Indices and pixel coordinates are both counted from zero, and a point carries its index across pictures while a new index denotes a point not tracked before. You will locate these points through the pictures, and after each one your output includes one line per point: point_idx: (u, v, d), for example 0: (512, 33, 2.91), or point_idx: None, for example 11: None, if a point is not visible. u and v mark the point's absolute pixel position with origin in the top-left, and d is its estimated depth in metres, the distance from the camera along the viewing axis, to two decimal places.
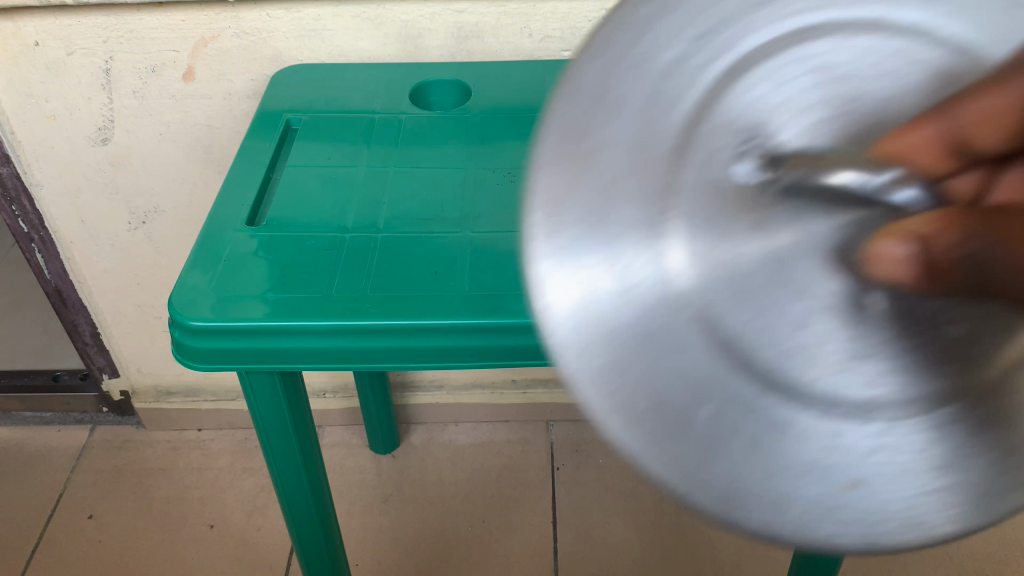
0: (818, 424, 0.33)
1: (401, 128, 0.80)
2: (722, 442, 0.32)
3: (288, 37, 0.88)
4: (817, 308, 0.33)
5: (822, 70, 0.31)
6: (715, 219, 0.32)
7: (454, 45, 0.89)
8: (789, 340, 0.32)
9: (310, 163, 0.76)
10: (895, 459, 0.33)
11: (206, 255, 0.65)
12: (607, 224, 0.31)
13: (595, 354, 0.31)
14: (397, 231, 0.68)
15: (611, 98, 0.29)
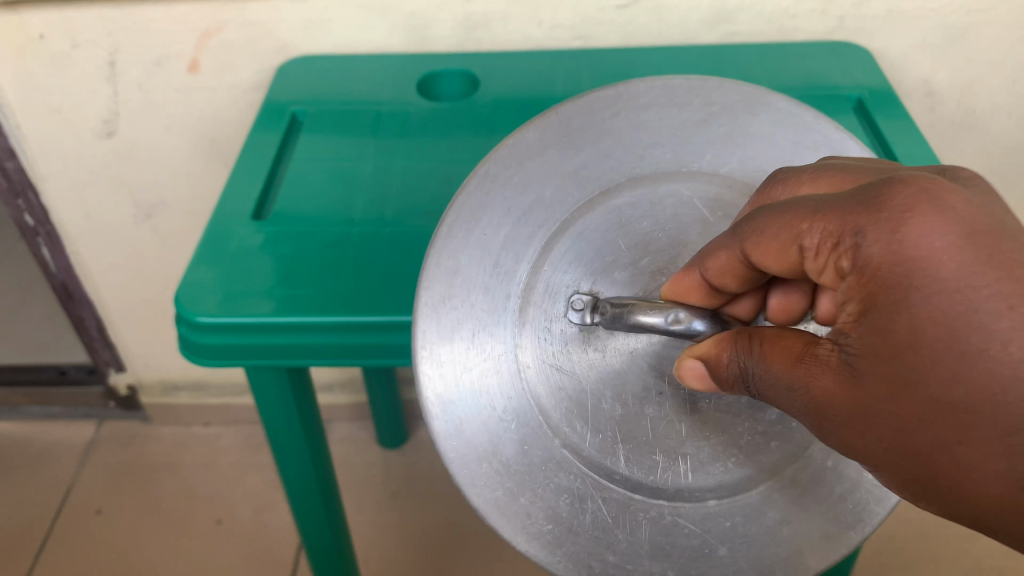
0: (682, 519, 0.50)
1: (409, 121, 0.79)
2: (607, 543, 0.49)
3: (294, 28, 0.86)
4: (653, 426, 0.50)
5: (619, 224, 0.52)
6: (556, 366, 0.50)
7: (462, 35, 0.86)
8: (632, 453, 0.50)
9: (316, 156, 0.75)
10: (763, 532, 0.50)
11: (212, 251, 0.64)
12: (487, 411, 0.49)
13: (505, 501, 0.49)
14: (404, 225, 0.67)
15: (454, 308, 0.50)
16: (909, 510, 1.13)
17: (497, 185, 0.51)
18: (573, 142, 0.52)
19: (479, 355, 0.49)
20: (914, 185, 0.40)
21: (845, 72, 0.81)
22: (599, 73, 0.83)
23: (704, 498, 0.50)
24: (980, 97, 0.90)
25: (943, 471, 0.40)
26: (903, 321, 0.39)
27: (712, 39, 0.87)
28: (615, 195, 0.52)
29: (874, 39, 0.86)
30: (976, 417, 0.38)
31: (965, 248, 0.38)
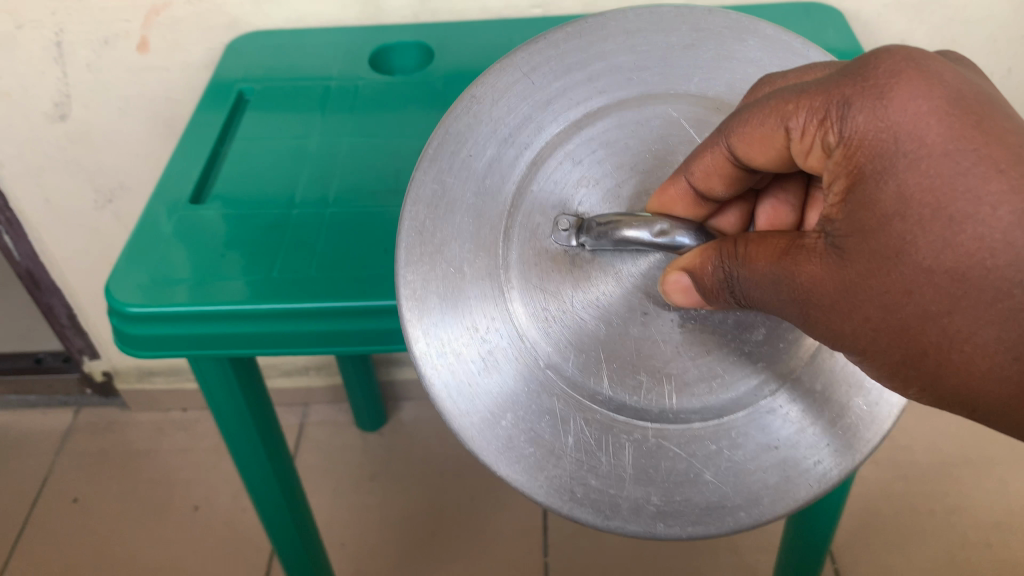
0: (667, 442, 0.49)
1: (359, 97, 0.76)
2: (590, 468, 0.48)
3: (244, 4, 0.83)
4: (638, 347, 0.49)
5: (607, 145, 0.51)
6: (540, 290, 0.49)
7: (417, 6, 0.83)
8: (616, 374, 0.49)
9: (261, 136, 0.72)
10: (750, 457, 0.49)
11: (146, 236, 0.62)
12: (475, 328, 0.48)
13: (489, 420, 0.48)
14: (346, 206, 0.64)
15: (440, 225, 0.49)
16: (894, 483, 1.11)
17: (482, 105, 0.51)
18: (557, 65, 0.51)
19: (463, 276, 0.49)
20: (902, 56, 0.41)
21: (817, 34, 0.78)
22: None
23: (689, 421, 0.49)
24: (959, 56, 0.86)
25: (937, 345, 0.40)
26: (891, 186, 0.40)
27: None
28: (603, 118, 0.51)
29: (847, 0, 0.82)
30: (967, 284, 0.39)
31: (950, 113, 0.39)
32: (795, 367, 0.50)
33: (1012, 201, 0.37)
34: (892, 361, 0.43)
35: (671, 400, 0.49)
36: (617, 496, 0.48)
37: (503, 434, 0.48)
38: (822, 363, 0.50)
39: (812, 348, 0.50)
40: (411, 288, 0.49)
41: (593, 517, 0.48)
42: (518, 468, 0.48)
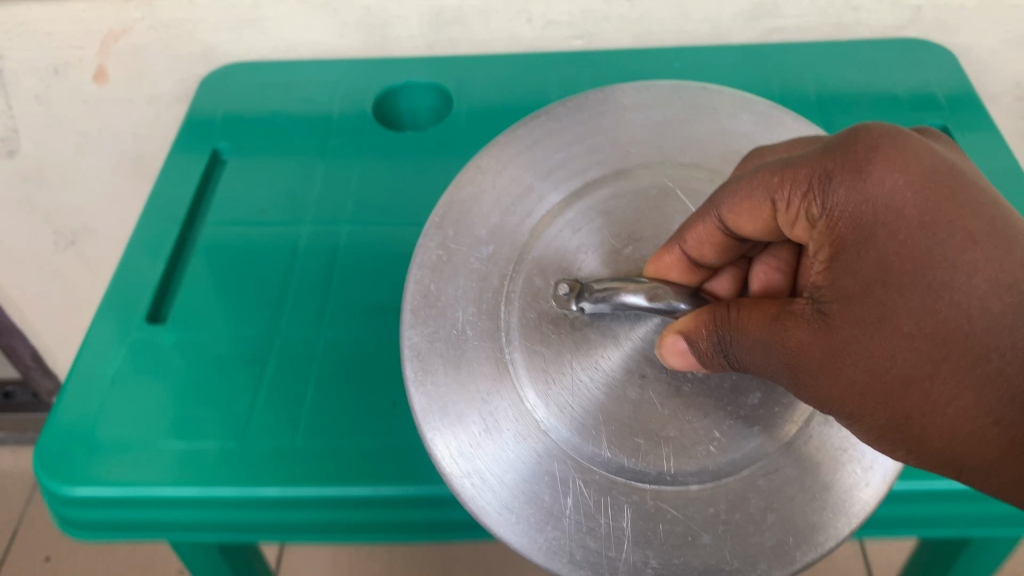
0: (665, 504, 0.34)
1: (359, 163, 0.62)
2: (588, 527, 0.34)
3: (220, 29, 0.69)
4: (635, 409, 0.36)
5: (606, 213, 0.40)
6: (540, 352, 0.37)
7: (431, 34, 0.68)
8: (614, 434, 0.35)
9: (239, 219, 0.59)
10: (755, 521, 0.34)
11: (86, 374, 0.49)
12: (464, 364, 0.36)
13: (471, 460, 0.34)
14: (343, 331, 0.50)
15: (448, 290, 0.37)
16: None
17: (487, 176, 0.40)
18: (558, 138, 0.41)
19: (467, 342, 0.36)
20: (882, 127, 0.32)
21: (910, 65, 0.67)
22: (603, 79, 0.66)
23: (686, 483, 0.35)
24: None
25: (919, 410, 0.30)
26: (872, 257, 0.31)
27: (750, 36, 0.68)
28: (602, 190, 0.40)
29: (958, 35, 0.68)
30: (950, 350, 0.29)
31: (930, 184, 0.30)
32: (788, 436, 0.36)
33: (989, 271, 0.29)
34: (869, 432, 0.32)
35: (668, 462, 0.35)
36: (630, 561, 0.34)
37: (491, 486, 0.34)
38: (827, 424, 0.36)
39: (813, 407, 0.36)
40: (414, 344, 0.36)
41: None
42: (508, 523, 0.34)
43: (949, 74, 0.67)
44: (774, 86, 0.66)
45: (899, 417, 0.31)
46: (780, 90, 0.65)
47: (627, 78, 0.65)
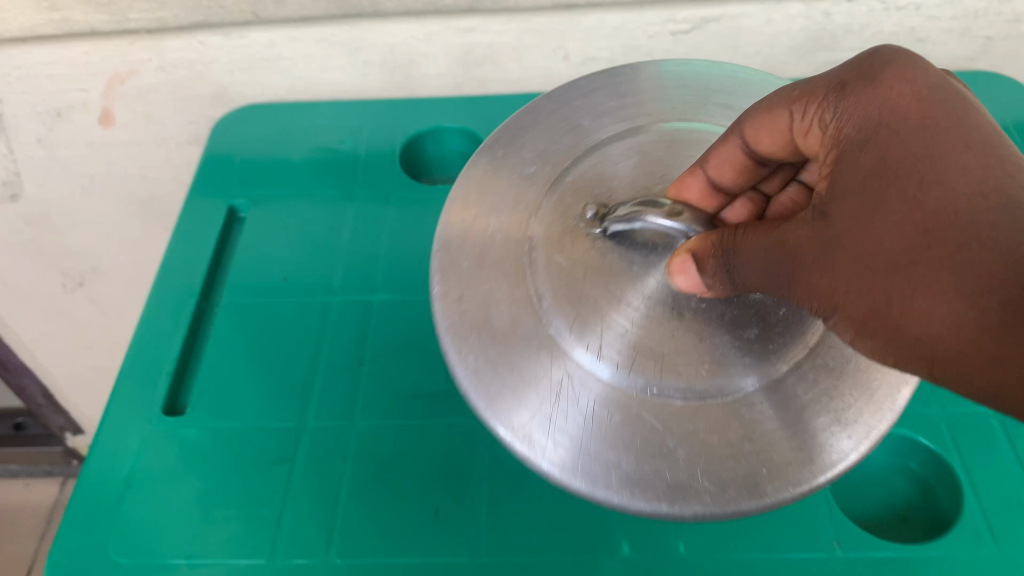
0: (644, 416, 0.32)
1: (386, 223, 0.57)
2: (561, 422, 0.32)
3: (233, 70, 0.64)
4: (643, 325, 0.33)
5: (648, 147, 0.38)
6: (552, 252, 0.35)
7: (460, 74, 0.64)
8: (613, 340, 0.32)
9: (260, 286, 0.54)
10: (722, 443, 0.32)
11: (100, 478, 0.45)
12: (491, 296, 0.34)
13: (505, 390, 0.32)
14: (377, 421, 0.46)
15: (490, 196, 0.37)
16: None
17: (543, 119, 0.40)
18: (612, 91, 0.40)
19: (494, 245, 0.36)
20: (893, 50, 0.31)
21: (980, 97, 0.62)
22: None
23: (669, 398, 0.32)
24: None
25: (888, 303, 0.26)
26: (867, 154, 0.29)
27: (804, 69, 0.64)
28: (646, 133, 0.38)
29: None
30: (935, 240, 0.26)
31: (931, 93, 0.29)
32: (778, 372, 0.32)
33: (985, 168, 0.26)
34: (848, 331, 0.29)
35: (654, 375, 0.32)
36: (684, 478, 0.31)
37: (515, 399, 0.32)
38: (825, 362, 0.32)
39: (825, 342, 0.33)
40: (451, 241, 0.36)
41: (655, 506, 0.31)
42: (556, 451, 0.31)
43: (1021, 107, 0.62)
44: None
45: (878, 306, 0.27)
46: None
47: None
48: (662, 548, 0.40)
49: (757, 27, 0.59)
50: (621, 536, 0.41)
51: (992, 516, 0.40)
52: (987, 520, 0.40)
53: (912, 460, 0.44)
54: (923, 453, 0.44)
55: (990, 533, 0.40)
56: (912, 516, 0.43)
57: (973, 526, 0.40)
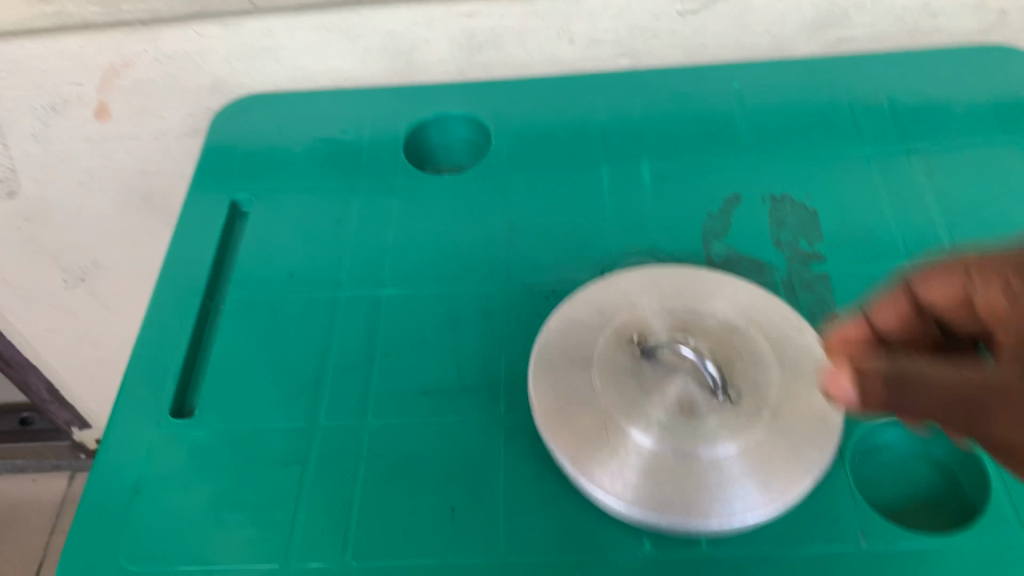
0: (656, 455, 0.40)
1: (392, 214, 0.56)
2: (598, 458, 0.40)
3: (230, 61, 0.62)
4: (666, 393, 0.41)
5: (671, 305, 0.45)
6: (618, 350, 0.43)
7: (463, 59, 0.63)
8: (647, 412, 0.40)
9: (266, 282, 0.53)
10: (706, 482, 0.39)
11: (110, 486, 0.44)
12: (567, 394, 0.42)
13: (590, 457, 0.40)
14: (389, 419, 0.45)
15: (573, 307, 0.47)
16: None
17: (595, 288, 0.47)
18: (653, 273, 0.48)
19: (578, 342, 0.45)
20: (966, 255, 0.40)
21: (995, 70, 0.60)
22: (654, 103, 0.61)
23: (673, 452, 0.40)
24: None
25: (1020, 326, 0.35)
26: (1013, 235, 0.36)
27: (815, 48, 0.63)
28: (674, 295, 0.46)
29: None
30: None
31: None
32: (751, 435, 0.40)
33: None
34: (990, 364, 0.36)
35: (662, 432, 0.40)
36: (678, 499, 0.39)
37: (582, 458, 0.40)
38: (793, 440, 0.40)
39: (795, 429, 0.40)
40: (545, 329, 0.46)
41: (659, 521, 0.39)
42: (625, 495, 0.39)
43: None
44: (842, 98, 0.60)
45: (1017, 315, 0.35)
46: (847, 100, 0.59)
47: (683, 111, 0.60)
48: (685, 544, 0.40)
49: (766, 6, 0.59)
50: (643, 533, 0.40)
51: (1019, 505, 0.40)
52: (1014, 509, 0.39)
53: (936, 447, 0.43)
54: (947, 440, 0.43)
55: (1018, 523, 0.39)
56: (937, 503, 0.42)
57: (1000, 516, 0.39)
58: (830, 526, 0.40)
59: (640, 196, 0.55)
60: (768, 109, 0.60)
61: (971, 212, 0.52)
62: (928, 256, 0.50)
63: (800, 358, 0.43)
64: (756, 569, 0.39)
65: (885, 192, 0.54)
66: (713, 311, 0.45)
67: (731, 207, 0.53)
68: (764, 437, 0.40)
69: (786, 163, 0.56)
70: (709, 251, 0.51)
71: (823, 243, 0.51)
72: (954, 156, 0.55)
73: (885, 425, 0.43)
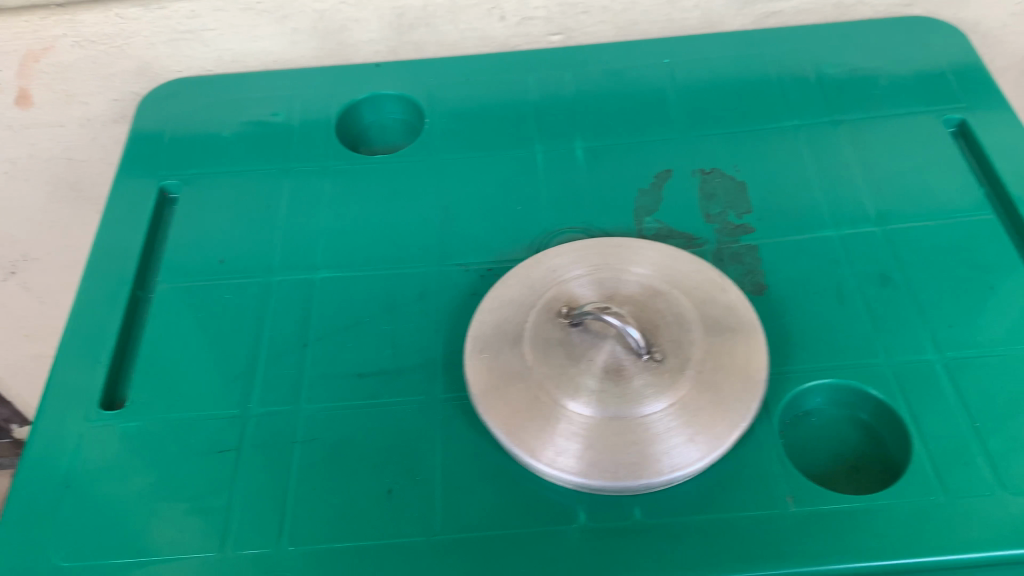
0: (591, 420, 0.41)
1: (324, 196, 0.55)
2: (536, 428, 0.41)
3: (155, 44, 0.61)
4: (595, 360, 0.42)
5: (602, 276, 0.46)
6: (546, 322, 0.44)
7: (394, 38, 0.63)
8: (578, 380, 0.41)
9: (196, 268, 0.52)
10: (642, 441, 0.40)
11: (36, 482, 0.43)
12: (500, 370, 0.43)
13: (529, 429, 0.41)
14: (323, 403, 0.45)
15: (508, 281, 0.47)
16: None
17: (528, 263, 0.48)
18: (583, 246, 0.48)
19: (507, 317, 0.45)
20: None
21: (915, 41, 0.62)
22: (586, 80, 0.62)
23: (608, 415, 0.40)
24: None
25: None
26: None
27: (743, 23, 0.64)
28: (601, 264, 0.47)
29: (965, 10, 0.64)
30: None
31: None
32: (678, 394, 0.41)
33: None
34: None
35: (595, 398, 0.41)
36: (621, 462, 0.39)
37: (520, 431, 0.41)
38: (720, 398, 0.41)
39: (722, 385, 0.41)
40: (481, 305, 0.46)
41: (604, 485, 0.39)
42: (565, 463, 0.40)
43: (960, 47, 0.61)
44: (771, 72, 0.61)
45: None
46: (776, 74, 0.61)
47: (615, 86, 0.61)
48: (618, 515, 0.40)
49: None
50: (577, 506, 0.41)
51: (939, 462, 0.41)
52: (934, 467, 0.40)
53: (861, 411, 0.45)
54: (871, 403, 0.44)
55: (937, 480, 0.40)
56: (863, 466, 0.43)
57: (920, 474, 0.40)
58: (758, 490, 0.40)
59: (572, 172, 0.55)
60: (699, 84, 0.61)
61: (894, 181, 0.53)
62: (853, 226, 0.51)
63: (724, 319, 0.44)
64: (689, 537, 0.39)
65: (812, 162, 0.55)
66: (636, 277, 0.46)
67: (662, 180, 0.54)
68: (689, 394, 0.41)
69: (716, 136, 0.57)
70: (642, 226, 0.52)
71: (750, 215, 0.52)
72: (879, 127, 0.56)
73: (811, 392, 0.44)
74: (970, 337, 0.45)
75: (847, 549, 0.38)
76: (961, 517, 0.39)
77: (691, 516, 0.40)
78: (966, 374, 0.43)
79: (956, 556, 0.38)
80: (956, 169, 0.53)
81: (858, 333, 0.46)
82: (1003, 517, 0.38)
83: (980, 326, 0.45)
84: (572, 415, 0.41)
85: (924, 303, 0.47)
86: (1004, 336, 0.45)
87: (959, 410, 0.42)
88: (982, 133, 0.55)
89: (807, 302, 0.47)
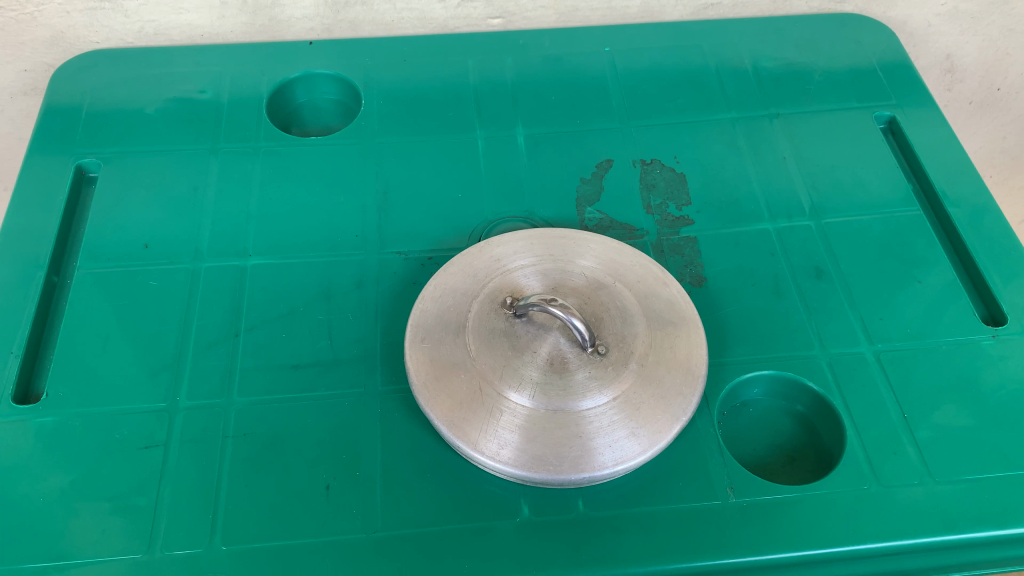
0: (535, 413, 0.40)
1: (255, 179, 0.53)
2: (478, 419, 0.40)
3: (71, 12, 0.58)
4: (540, 355, 0.41)
5: (549, 268, 0.45)
6: (492, 313, 0.43)
7: (329, 15, 0.61)
8: (522, 374, 0.41)
9: (118, 252, 0.49)
10: (586, 434, 0.40)
11: None
12: (443, 362, 0.42)
13: (472, 421, 0.40)
14: (257, 397, 0.43)
15: (452, 270, 0.46)
16: None
17: (474, 252, 0.47)
18: (528, 235, 0.47)
19: (452, 307, 0.44)
20: None
21: (848, 38, 0.63)
22: (527, 65, 0.61)
23: (553, 407, 0.40)
24: (1009, 71, 0.72)
25: None
26: None
27: (682, 12, 0.65)
28: (547, 256, 0.46)
29: (895, 10, 0.65)
30: None
31: None
32: (621, 390, 0.41)
33: None
34: None
35: (540, 392, 0.40)
36: (564, 454, 0.39)
37: (462, 424, 0.40)
38: (665, 394, 0.41)
39: (668, 381, 0.41)
40: (426, 293, 0.45)
41: (546, 478, 0.39)
42: (508, 456, 0.39)
43: (888, 45, 0.63)
44: (709, 63, 0.61)
45: None
46: (713, 67, 0.61)
47: (555, 73, 0.60)
48: (562, 508, 0.40)
49: None
50: (521, 499, 0.40)
51: (871, 452, 0.42)
52: (867, 458, 0.41)
53: (798, 403, 0.45)
54: (808, 395, 0.45)
55: (870, 470, 0.41)
56: (799, 456, 0.44)
57: (853, 464, 0.41)
58: (700, 480, 0.41)
59: (512, 159, 0.55)
60: (639, 74, 0.61)
61: (828, 176, 0.54)
62: (789, 220, 0.52)
63: (668, 315, 0.44)
64: (631, 529, 0.39)
65: (749, 154, 0.55)
66: (580, 269, 0.45)
67: (603, 170, 0.54)
68: (632, 388, 0.41)
69: (656, 125, 0.57)
70: (583, 216, 0.51)
71: (690, 207, 0.52)
72: (814, 121, 0.57)
73: (750, 383, 0.45)
74: (899, 329, 0.46)
75: (786, 540, 0.39)
76: (891, 506, 0.40)
77: (635, 509, 0.40)
78: (898, 366, 0.45)
79: (886, 543, 0.39)
80: (887, 165, 0.55)
81: (795, 325, 0.46)
82: (930, 506, 0.40)
83: (909, 319, 0.47)
84: (517, 409, 0.40)
85: (857, 297, 0.48)
86: (932, 329, 0.46)
87: (891, 402, 0.43)
88: (910, 130, 0.57)
89: (746, 294, 0.48)
